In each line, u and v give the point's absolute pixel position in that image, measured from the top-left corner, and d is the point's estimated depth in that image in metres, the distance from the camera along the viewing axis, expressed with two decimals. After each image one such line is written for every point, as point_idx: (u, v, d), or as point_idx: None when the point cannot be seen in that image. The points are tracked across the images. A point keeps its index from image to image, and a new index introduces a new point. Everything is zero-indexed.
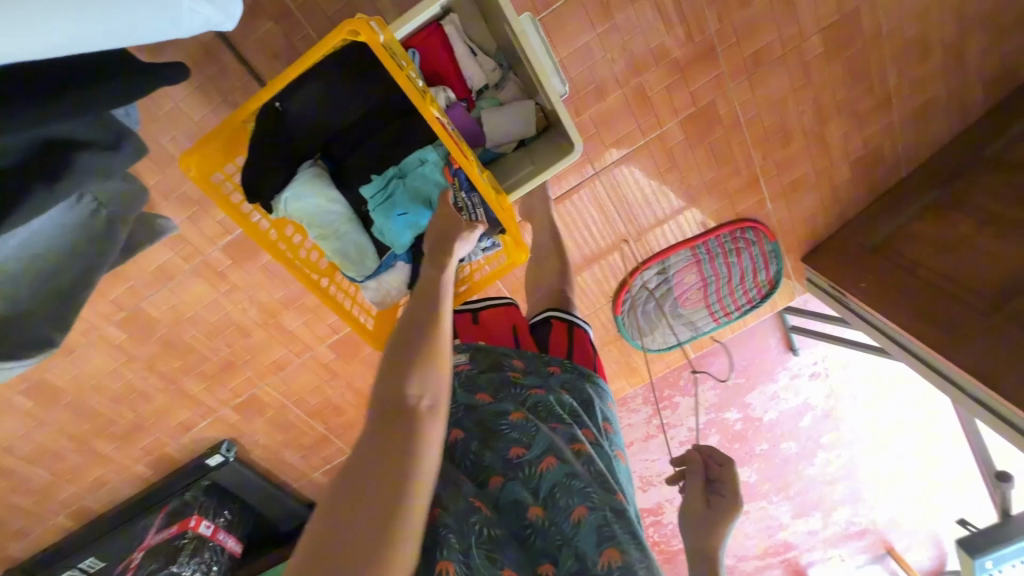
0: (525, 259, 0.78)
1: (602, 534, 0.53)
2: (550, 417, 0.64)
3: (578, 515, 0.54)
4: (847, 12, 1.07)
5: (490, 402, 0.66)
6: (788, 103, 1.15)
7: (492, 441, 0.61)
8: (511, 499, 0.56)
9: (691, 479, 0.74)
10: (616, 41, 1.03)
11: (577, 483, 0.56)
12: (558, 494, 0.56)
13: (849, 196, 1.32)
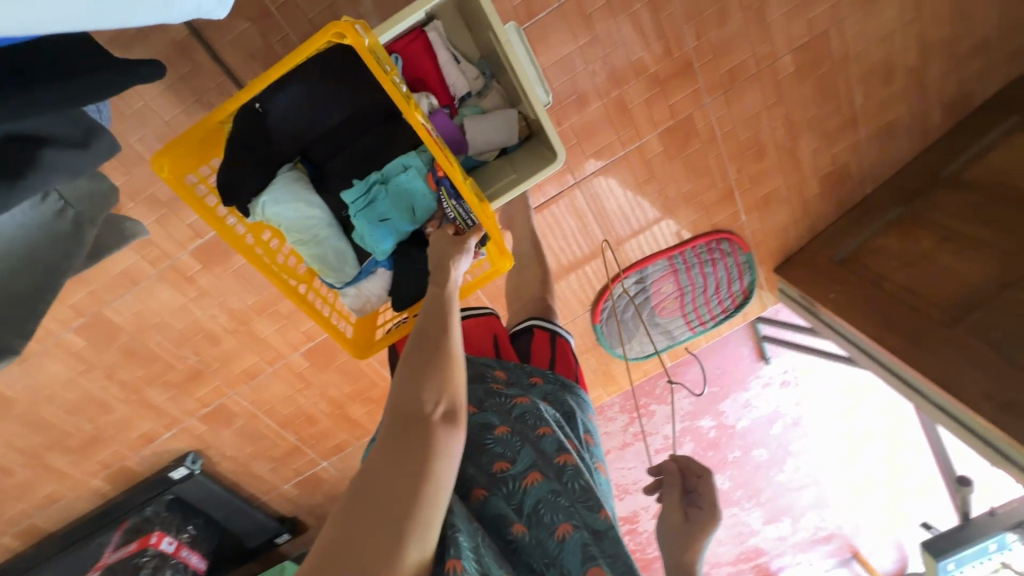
0: (508, 267, 0.76)
1: (587, 553, 0.52)
2: (536, 426, 0.63)
3: (562, 531, 0.54)
4: (817, 34, 1.11)
5: (476, 412, 0.66)
6: (762, 119, 1.19)
7: (477, 455, 0.61)
8: (496, 514, 0.56)
9: (669, 490, 0.74)
10: (597, 54, 1.05)
11: (561, 499, 0.56)
12: (542, 511, 0.55)
13: (819, 210, 1.37)
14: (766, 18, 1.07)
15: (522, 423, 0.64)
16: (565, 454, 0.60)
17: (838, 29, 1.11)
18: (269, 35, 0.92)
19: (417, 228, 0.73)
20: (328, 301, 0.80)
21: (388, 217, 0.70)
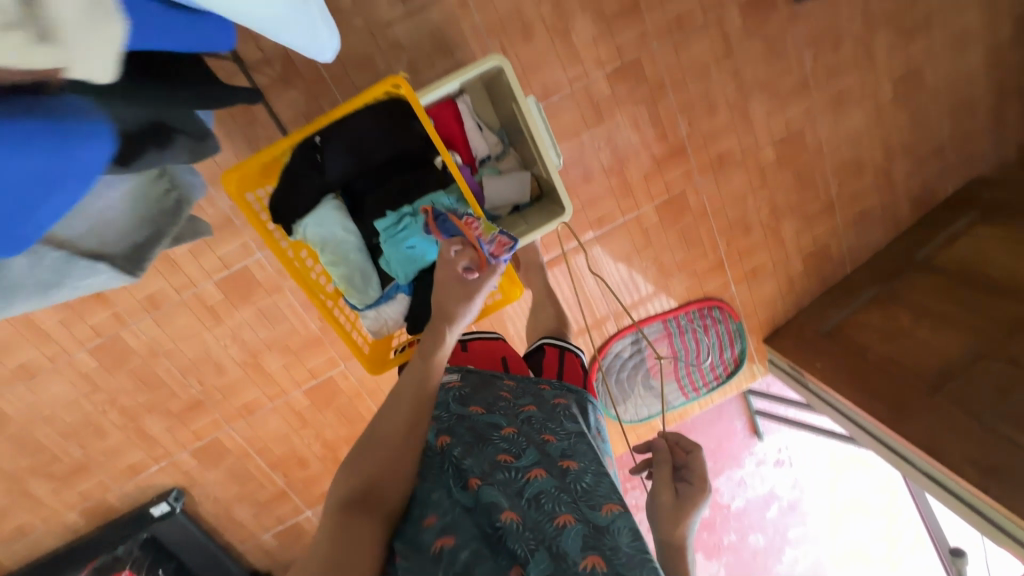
0: (519, 295, 0.86)
1: (585, 541, 0.51)
2: (542, 431, 0.66)
3: (562, 520, 0.53)
4: (793, 131, 1.28)
5: (483, 415, 0.69)
6: (747, 200, 1.33)
7: (481, 448, 0.63)
8: (488, 501, 0.56)
9: (659, 466, 0.70)
10: (602, 134, 1.20)
11: (563, 493, 0.56)
12: (543, 500, 0.55)
13: (804, 287, 1.46)
14: (748, 115, 1.24)
15: (527, 428, 0.66)
16: (568, 458, 0.61)
17: (811, 128, 1.28)
18: (319, 98, 1.06)
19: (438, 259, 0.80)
20: (346, 319, 0.86)
21: (415, 246, 0.76)
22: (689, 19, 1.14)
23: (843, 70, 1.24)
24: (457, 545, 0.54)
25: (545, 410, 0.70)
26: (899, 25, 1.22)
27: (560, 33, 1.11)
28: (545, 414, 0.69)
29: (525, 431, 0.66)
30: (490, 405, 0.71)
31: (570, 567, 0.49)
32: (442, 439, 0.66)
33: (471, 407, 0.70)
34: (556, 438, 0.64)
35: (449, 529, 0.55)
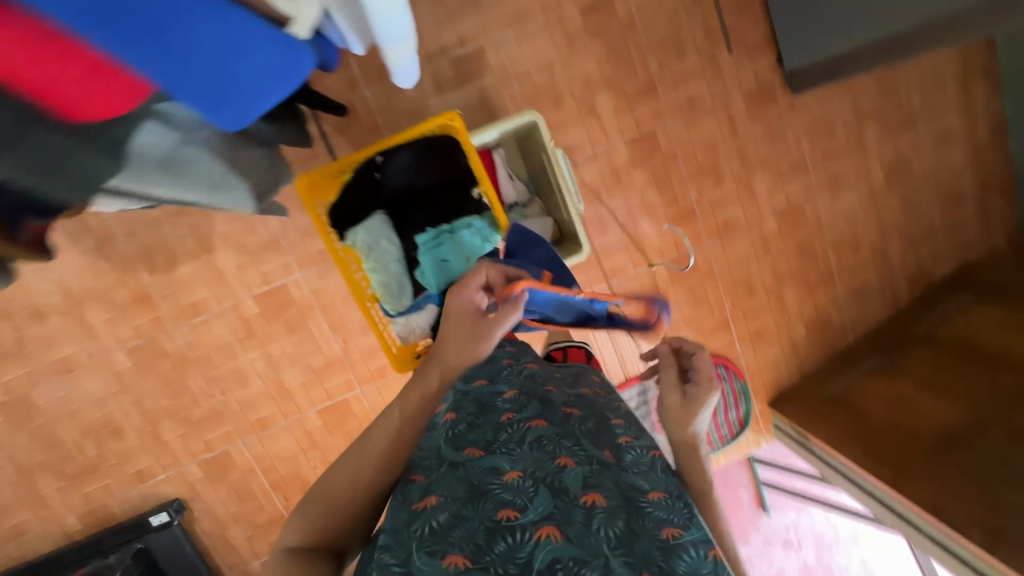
0: None
1: (587, 482, 0.50)
2: (545, 382, 0.64)
3: (564, 462, 0.52)
4: (794, 205, 1.40)
5: (485, 385, 0.62)
6: (752, 264, 1.42)
7: (484, 411, 0.59)
8: (487, 467, 0.52)
9: (664, 371, 0.72)
10: (619, 193, 1.34)
11: (566, 438, 0.55)
12: (544, 443, 0.54)
13: (808, 353, 1.51)
14: (751, 187, 1.37)
15: (530, 383, 0.63)
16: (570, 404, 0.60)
17: (810, 203, 1.41)
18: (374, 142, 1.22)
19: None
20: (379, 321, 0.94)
21: (448, 259, 0.86)
22: (699, 101, 1.31)
23: (838, 155, 1.39)
24: (448, 497, 0.50)
25: (546, 368, 0.68)
26: (885, 121, 1.38)
27: (586, 104, 1.28)
28: (547, 371, 0.68)
29: (530, 388, 0.62)
30: (489, 369, 0.65)
31: (571, 503, 0.48)
32: (437, 406, 0.61)
33: (470, 374, 0.63)
34: (559, 388, 0.63)
35: (437, 486, 0.51)
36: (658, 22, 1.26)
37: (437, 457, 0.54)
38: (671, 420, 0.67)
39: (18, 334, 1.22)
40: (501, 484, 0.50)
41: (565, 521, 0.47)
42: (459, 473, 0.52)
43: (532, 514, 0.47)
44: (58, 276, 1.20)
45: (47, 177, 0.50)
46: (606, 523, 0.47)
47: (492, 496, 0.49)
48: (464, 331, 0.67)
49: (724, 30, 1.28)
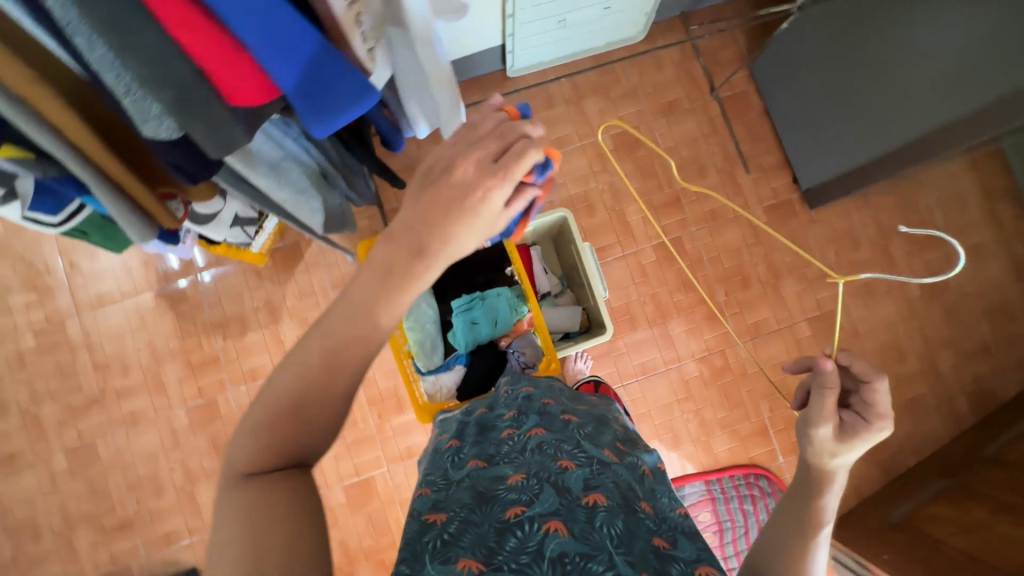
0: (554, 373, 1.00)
1: (588, 482, 0.56)
2: (539, 403, 0.76)
3: (565, 464, 0.59)
4: (825, 311, 1.42)
5: (485, 412, 0.78)
6: (786, 367, 1.41)
7: (487, 435, 0.71)
8: (492, 474, 0.59)
9: (825, 394, 0.61)
10: (648, 290, 1.43)
11: (564, 443, 0.63)
12: (545, 448, 0.63)
13: (861, 471, 1.40)
14: (779, 293, 1.43)
15: (525, 404, 0.75)
16: (567, 415, 0.72)
17: (843, 310, 1.43)
18: None
19: (494, 337, 0.99)
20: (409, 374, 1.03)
21: (477, 321, 0.97)
22: (720, 213, 1.45)
23: (865, 266, 1.44)
24: (456, 509, 0.54)
25: (538, 392, 0.80)
26: (910, 236, 1.45)
27: (617, 212, 1.45)
28: (540, 395, 0.79)
29: (525, 411, 0.74)
30: (490, 400, 0.81)
31: (574, 502, 0.53)
32: (451, 442, 0.71)
33: (472, 410, 0.80)
34: (555, 408, 0.75)
35: (445, 503, 0.56)
36: (680, 148, 1.47)
37: (444, 483, 0.61)
38: (820, 456, 0.61)
39: (103, 385, 1.38)
40: (507, 488, 0.56)
41: (570, 519, 0.51)
42: (465, 486, 0.58)
43: (539, 508, 0.52)
44: (150, 337, 1.40)
45: (209, 134, 0.49)
46: (607, 520, 0.51)
47: (500, 502, 0.54)
48: (465, 229, 0.49)
49: (741, 154, 1.46)
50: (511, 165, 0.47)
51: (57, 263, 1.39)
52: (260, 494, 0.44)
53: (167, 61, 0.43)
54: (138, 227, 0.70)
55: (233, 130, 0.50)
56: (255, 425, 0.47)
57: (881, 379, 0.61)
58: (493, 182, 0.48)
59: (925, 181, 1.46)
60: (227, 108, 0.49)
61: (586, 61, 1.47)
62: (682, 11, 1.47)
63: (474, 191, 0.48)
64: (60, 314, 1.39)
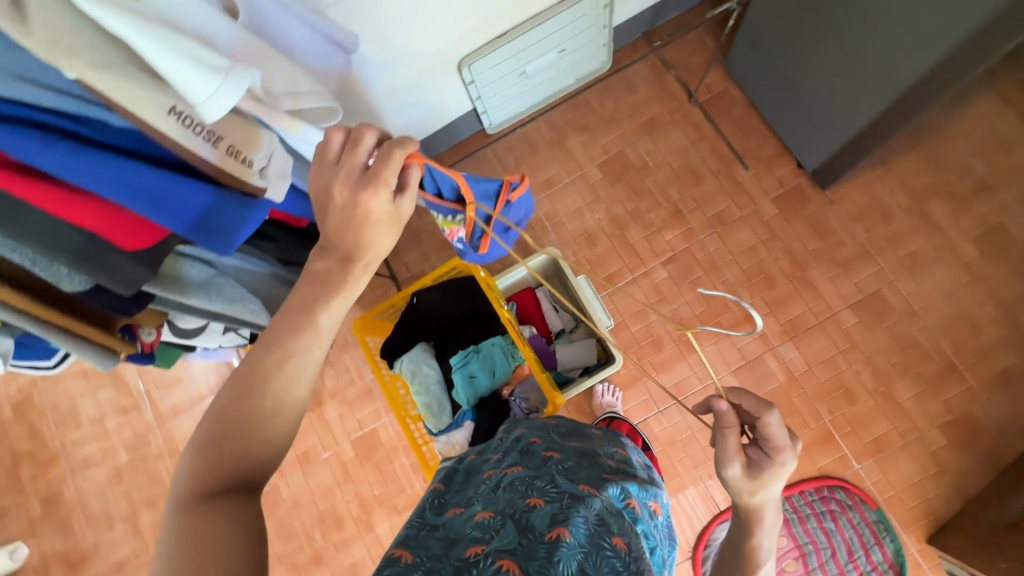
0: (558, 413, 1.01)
1: (554, 518, 0.54)
2: (527, 441, 0.73)
3: (534, 501, 0.57)
4: (869, 294, 1.31)
5: (476, 458, 0.75)
6: (838, 362, 1.29)
7: (472, 477, 0.69)
8: (463, 516, 0.58)
9: (725, 435, 0.61)
10: (667, 308, 1.38)
11: (536, 479, 0.61)
12: (518, 486, 0.61)
13: (959, 465, 1.22)
14: (812, 284, 1.33)
15: (512, 445, 0.73)
16: (548, 451, 0.69)
17: (890, 289, 1.30)
18: None
19: (495, 387, 1.03)
20: (422, 437, 1.08)
21: (475, 374, 1.01)
22: (727, 215, 1.39)
23: (904, 236, 1.31)
24: (423, 555, 0.52)
25: (528, 431, 0.77)
26: (948, 193, 1.31)
27: (619, 237, 1.43)
28: (530, 433, 0.76)
29: (512, 451, 0.71)
30: (482, 446, 0.78)
31: (536, 539, 0.51)
32: (437, 485, 0.70)
33: (463, 455, 0.77)
34: (543, 442, 0.72)
35: (413, 541, 0.55)
36: (670, 160, 1.44)
37: (418, 523, 0.59)
38: (739, 496, 0.62)
39: None
40: (474, 529, 0.54)
41: (526, 558, 0.49)
42: (438, 534, 0.56)
43: (497, 546, 0.51)
44: None
45: (115, 279, 0.58)
46: (568, 556, 0.50)
47: (463, 542, 0.53)
48: (368, 233, 0.57)
49: (735, 152, 1.42)
50: (388, 170, 0.55)
51: (138, 385, 1.59)
52: (212, 508, 0.46)
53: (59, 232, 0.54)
54: (112, 357, 0.73)
55: (136, 267, 0.59)
56: (200, 445, 0.51)
57: (769, 415, 0.60)
58: (373, 189, 0.55)
59: (949, 132, 1.34)
60: (127, 254, 0.58)
61: (558, 100, 1.51)
62: (643, 32, 1.49)
63: (359, 196, 0.55)
64: (144, 429, 1.58)
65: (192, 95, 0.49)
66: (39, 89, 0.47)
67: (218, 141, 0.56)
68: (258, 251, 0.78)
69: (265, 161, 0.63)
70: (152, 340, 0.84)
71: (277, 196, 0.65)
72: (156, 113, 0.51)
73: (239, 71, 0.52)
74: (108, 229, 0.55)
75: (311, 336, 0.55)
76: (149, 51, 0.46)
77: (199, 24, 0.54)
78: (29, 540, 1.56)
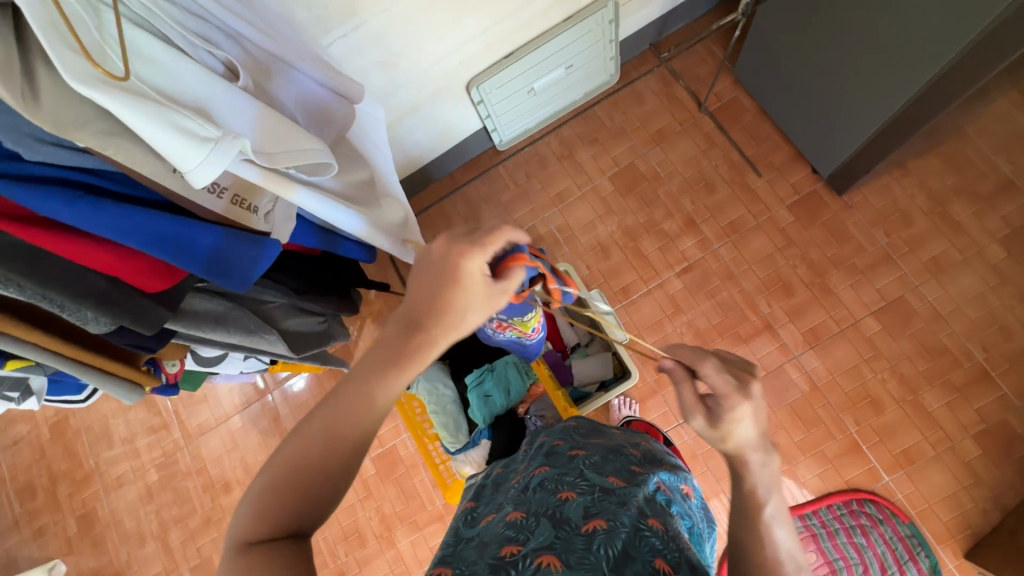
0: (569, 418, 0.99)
1: (589, 510, 0.54)
2: (554, 443, 0.72)
3: (565, 495, 0.57)
4: (892, 299, 1.27)
5: (501, 469, 0.74)
6: (862, 371, 1.26)
7: (501, 486, 0.68)
8: (501, 518, 0.57)
9: (679, 388, 0.60)
10: (682, 320, 1.36)
11: (564, 476, 0.61)
12: (548, 484, 0.60)
13: (995, 476, 1.17)
14: (831, 292, 1.31)
15: (538, 450, 0.72)
16: (574, 450, 0.68)
17: (914, 294, 1.26)
18: None
19: (510, 406, 1.05)
20: (440, 456, 1.10)
21: (491, 394, 1.03)
22: (742, 223, 1.38)
23: (926, 240, 1.28)
24: (461, 566, 0.51)
25: (552, 437, 0.75)
26: (972, 194, 1.28)
27: (632, 249, 1.43)
28: (554, 438, 0.74)
29: (542, 455, 0.70)
30: (507, 459, 0.77)
31: (572, 532, 0.51)
32: (468, 503, 0.68)
33: (488, 470, 0.76)
34: (568, 442, 0.71)
35: (452, 558, 0.53)
36: (682, 170, 1.44)
37: (454, 540, 0.58)
38: (717, 444, 0.58)
39: (213, 502, 1.57)
40: (511, 529, 0.53)
41: (565, 551, 0.48)
42: (474, 543, 0.55)
43: (533, 544, 0.49)
44: (242, 455, 1.58)
45: (134, 318, 0.60)
46: (606, 543, 0.49)
47: (496, 542, 0.52)
48: (453, 295, 0.54)
49: (747, 159, 1.40)
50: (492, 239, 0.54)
51: (166, 404, 1.64)
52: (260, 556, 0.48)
53: (84, 278, 0.57)
54: (139, 390, 0.78)
55: (158, 308, 0.63)
56: (260, 494, 0.51)
57: (702, 361, 0.59)
58: (470, 250, 0.53)
59: (970, 132, 1.31)
60: (148, 296, 0.62)
61: (568, 115, 1.52)
62: (650, 43, 1.49)
63: (455, 260, 0.53)
64: (173, 448, 1.62)
65: (183, 164, 0.52)
66: (57, 150, 0.51)
67: (221, 192, 0.61)
68: (274, 282, 0.76)
69: (270, 205, 0.68)
70: (175, 371, 0.90)
71: (283, 237, 0.68)
72: (161, 171, 0.54)
73: (227, 140, 0.54)
74: (125, 271, 0.58)
75: (363, 413, 0.52)
76: (137, 124, 0.48)
77: (196, 94, 0.56)
78: (66, 557, 1.62)
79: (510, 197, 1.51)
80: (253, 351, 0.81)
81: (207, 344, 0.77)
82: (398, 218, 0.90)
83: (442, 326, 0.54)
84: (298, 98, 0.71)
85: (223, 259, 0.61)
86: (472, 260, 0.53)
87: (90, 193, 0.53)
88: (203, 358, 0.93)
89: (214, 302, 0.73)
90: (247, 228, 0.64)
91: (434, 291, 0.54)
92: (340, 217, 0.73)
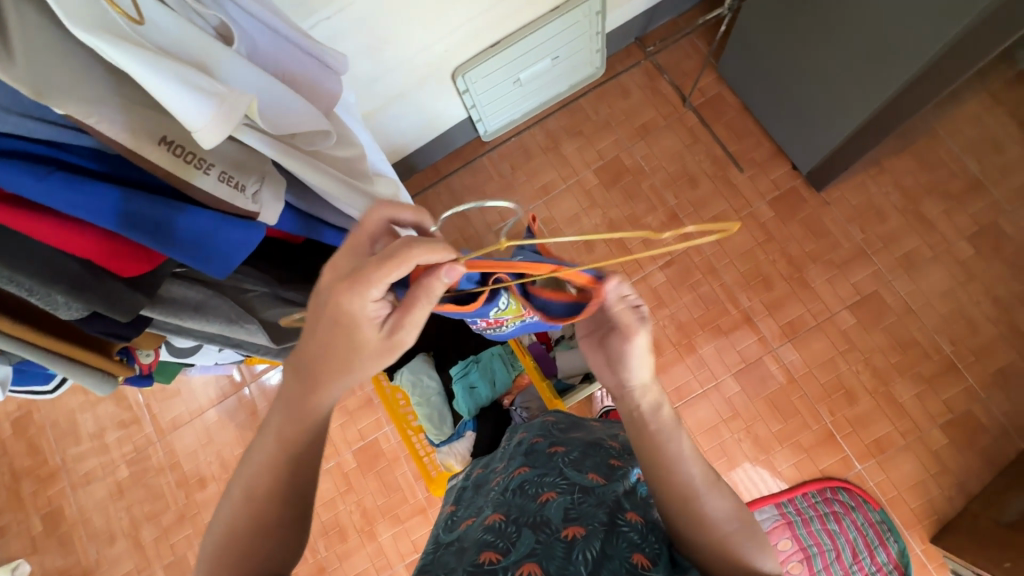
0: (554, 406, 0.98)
1: (568, 513, 0.54)
2: (534, 441, 0.71)
3: (546, 496, 0.57)
4: (867, 294, 1.31)
5: (482, 471, 0.74)
6: (838, 363, 1.29)
7: (482, 488, 0.68)
8: (475, 525, 0.57)
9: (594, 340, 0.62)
10: (664, 313, 1.37)
11: (545, 476, 0.61)
12: (528, 487, 0.60)
13: (959, 463, 1.22)
14: (808, 285, 1.34)
15: (516, 450, 0.72)
16: (554, 447, 0.68)
17: (887, 288, 1.30)
18: None
19: (495, 397, 1.06)
20: (423, 450, 1.09)
21: (476, 385, 1.04)
22: (724, 218, 1.40)
23: (900, 236, 1.32)
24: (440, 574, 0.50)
25: (532, 434, 0.74)
26: (943, 192, 1.32)
27: (616, 242, 1.43)
28: (532, 436, 0.74)
29: (521, 455, 0.69)
30: (489, 459, 0.76)
31: (553, 536, 0.51)
32: (448, 507, 0.68)
33: (471, 472, 0.76)
34: (546, 439, 0.71)
35: (431, 567, 0.52)
36: (666, 164, 1.45)
37: (433, 547, 0.57)
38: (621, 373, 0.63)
39: (187, 498, 1.53)
40: (491, 533, 0.53)
41: (546, 558, 0.49)
42: (453, 548, 0.54)
43: (514, 554, 0.49)
44: (218, 450, 1.54)
45: (110, 305, 0.58)
46: (585, 547, 0.50)
47: (475, 548, 0.51)
48: (344, 338, 0.55)
49: (729, 154, 1.42)
50: (378, 272, 0.52)
51: (137, 399, 1.59)
52: None
53: (58, 261, 0.54)
54: (111, 381, 0.75)
55: (134, 294, 0.60)
56: (213, 550, 0.55)
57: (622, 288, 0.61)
58: (347, 291, 0.52)
59: (942, 132, 1.34)
60: (124, 281, 0.59)
61: (553, 107, 1.51)
62: (636, 37, 1.49)
63: (340, 301, 0.53)
64: (145, 443, 1.57)
65: (191, 123, 0.49)
66: (26, 120, 0.48)
67: (208, 169, 0.57)
68: (253, 270, 0.76)
69: (258, 185, 0.63)
70: (150, 362, 0.86)
71: (270, 218, 0.64)
72: (145, 144, 0.51)
73: (234, 96, 0.52)
74: (99, 252, 0.55)
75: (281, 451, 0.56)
76: (145, 79, 0.46)
77: (192, 56, 0.53)
78: (31, 557, 1.56)
79: (495, 188, 1.49)
80: (229, 341, 0.79)
81: (183, 333, 0.75)
82: (391, 194, 0.89)
83: (334, 372, 0.56)
84: (286, 68, 0.69)
85: (204, 246, 0.59)
86: (348, 300, 0.53)
87: (63, 170, 0.51)
88: (176, 349, 0.90)
89: (192, 291, 0.71)
90: (236, 211, 0.61)
91: (325, 334, 0.55)
92: (318, 177, 0.68)
